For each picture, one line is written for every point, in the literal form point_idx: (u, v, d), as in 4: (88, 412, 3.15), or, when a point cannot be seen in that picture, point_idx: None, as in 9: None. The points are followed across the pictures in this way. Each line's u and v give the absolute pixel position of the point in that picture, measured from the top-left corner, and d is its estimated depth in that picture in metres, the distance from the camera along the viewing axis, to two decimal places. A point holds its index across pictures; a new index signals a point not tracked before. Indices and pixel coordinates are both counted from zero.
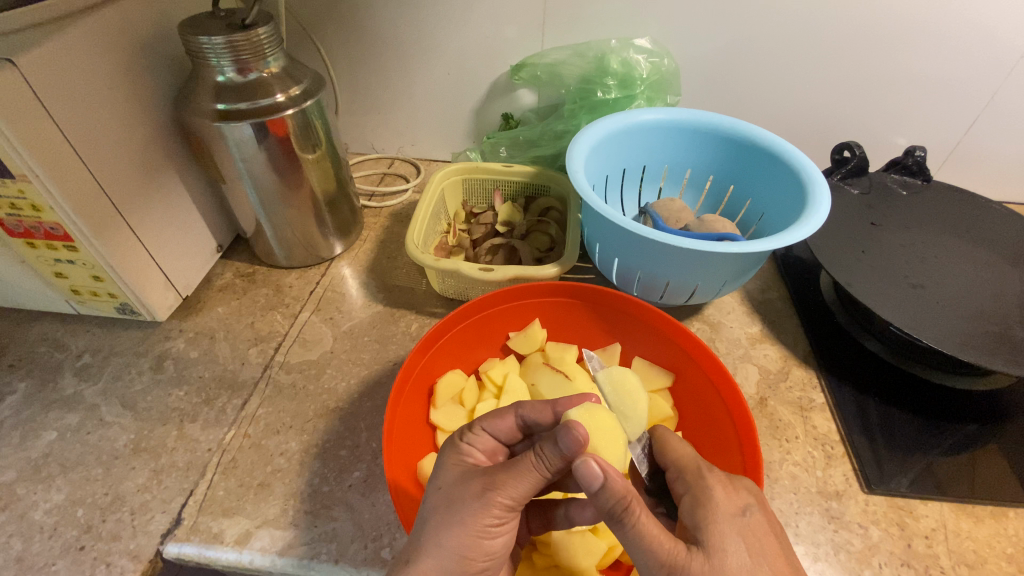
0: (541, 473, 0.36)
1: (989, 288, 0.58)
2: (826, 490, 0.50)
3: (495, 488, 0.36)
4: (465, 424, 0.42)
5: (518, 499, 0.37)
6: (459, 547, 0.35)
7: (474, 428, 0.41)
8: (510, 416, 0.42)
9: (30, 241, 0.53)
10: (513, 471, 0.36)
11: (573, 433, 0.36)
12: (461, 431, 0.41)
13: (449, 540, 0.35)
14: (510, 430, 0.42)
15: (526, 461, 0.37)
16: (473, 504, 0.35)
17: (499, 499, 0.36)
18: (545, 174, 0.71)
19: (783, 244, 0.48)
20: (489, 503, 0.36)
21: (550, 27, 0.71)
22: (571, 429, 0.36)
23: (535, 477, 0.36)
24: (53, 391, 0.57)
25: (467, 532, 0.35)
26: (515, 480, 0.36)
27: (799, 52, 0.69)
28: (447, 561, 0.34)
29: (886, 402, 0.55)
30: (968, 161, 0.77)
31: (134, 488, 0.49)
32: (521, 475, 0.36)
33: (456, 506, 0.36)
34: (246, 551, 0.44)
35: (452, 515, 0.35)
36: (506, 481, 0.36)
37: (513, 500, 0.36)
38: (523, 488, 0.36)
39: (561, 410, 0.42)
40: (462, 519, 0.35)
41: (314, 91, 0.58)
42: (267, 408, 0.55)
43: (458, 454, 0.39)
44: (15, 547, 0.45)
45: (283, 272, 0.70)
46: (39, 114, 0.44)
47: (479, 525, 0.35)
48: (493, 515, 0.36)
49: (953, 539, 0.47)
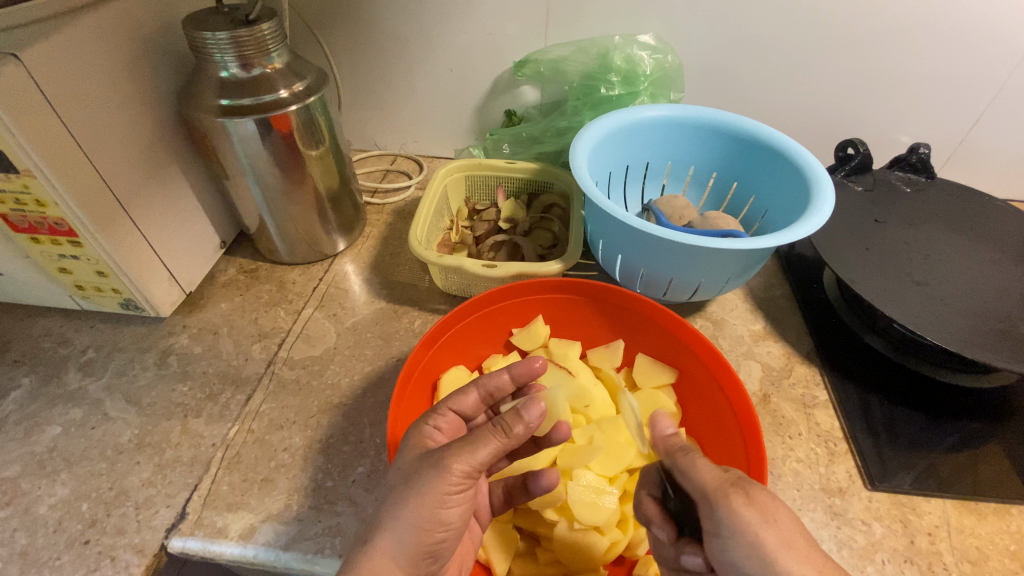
0: (501, 440, 0.37)
1: (993, 285, 0.58)
2: (829, 487, 0.50)
3: (451, 456, 0.35)
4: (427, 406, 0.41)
5: (477, 467, 0.36)
6: (417, 518, 0.35)
7: (440, 408, 0.41)
8: (472, 390, 0.43)
9: (34, 236, 0.53)
10: (473, 439, 0.36)
11: (538, 403, 0.38)
12: (425, 414, 0.40)
13: (407, 512, 0.34)
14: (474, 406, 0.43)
15: (485, 430, 0.37)
16: (431, 473, 0.35)
17: (456, 468, 0.35)
18: (548, 171, 0.71)
19: (786, 240, 0.48)
20: (447, 470, 0.35)
21: (553, 22, 0.71)
22: (535, 401, 0.39)
23: (494, 443, 0.37)
24: (57, 386, 0.57)
25: (424, 502, 0.35)
26: (472, 448, 0.36)
27: (805, 47, 0.69)
28: (404, 532, 0.34)
29: (889, 399, 0.55)
30: (973, 158, 0.77)
31: (138, 483, 0.49)
32: (481, 442, 0.36)
33: (415, 478, 0.35)
34: (250, 545, 0.44)
35: (411, 488, 0.35)
36: (464, 448, 0.36)
37: (471, 468, 0.36)
38: (484, 455, 0.36)
39: (515, 374, 0.45)
40: (422, 490, 0.35)
41: (317, 87, 0.58)
42: (271, 403, 0.55)
43: (421, 436, 0.39)
44: (20, 541, 0.45)
45: (286, 268, 0.70)
46: (45, 110, 0.44)
47: (437, 496, 0.35)
48: (452, 483, 0.35)
49: (956, 535, 0.47)
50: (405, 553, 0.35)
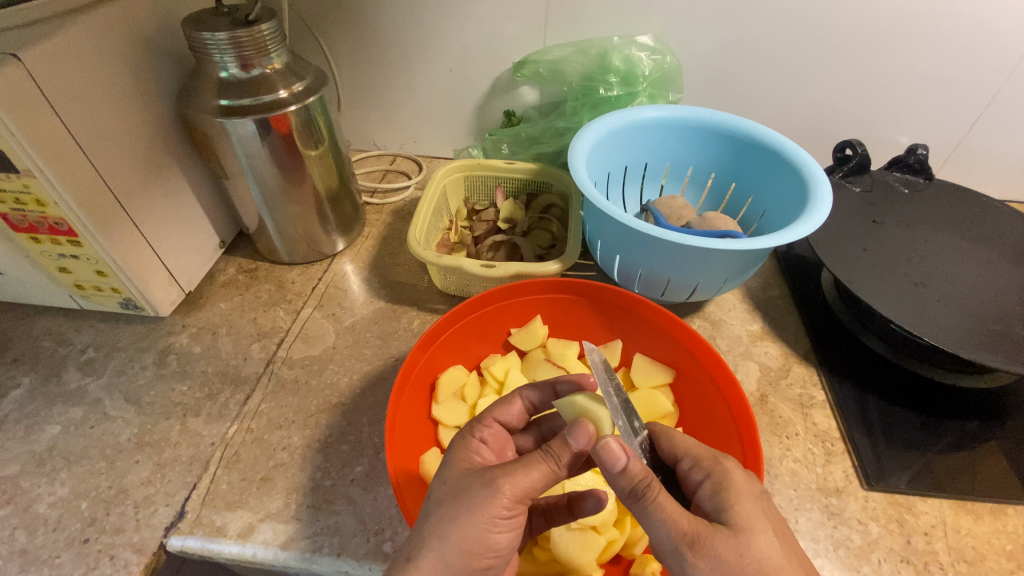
0: (551, 466, 0.37)
1: (990, 286, 0.58)
2: (826, 487, 0.50)
3: (503, 478, 0.36)
4: (474, 421, 0.43)
5: (527, 492, 0.37)
6: (465, 539, 0.34)
7: (486, 424, 0.42)
8: (518, 404, 0.44)
9: (35, 236, 0.53)
10: (524, 463, 0.37)
11: (586, 428, 0.37)
12: (472, 428, 0.42)
13: (455, 530, 0.34)
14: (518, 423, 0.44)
15: (537, 456, 0.38)
16: (480, 495, 0.35)
17: (507, 491, 0.36)
18: (546, 171, 0.71)
19: (784, 241, 0.48)
20: (498, 493, 0.35)
21: (552, 23, 0.71)
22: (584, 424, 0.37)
23: (545, 471, 0.37)
24: (57, 385, 0.57)
25: (473, 523, 0.35)
26: (524, 474, 0.36)
27: (804, 47, 0.69)
28: (451, 552, 0.34)
29: (886, 400, 0.55)
30: (971, 159, 0.77)
31: (138, 482, 0.49)
32: (533, 468, 0.37)
33: (463, 497, 0.35)
34: (249, 544, 0.44)
35: (460, 507, 0.35)
36: (515, 472, 0.36)
37: (521, 492, 0.36)
38: (534, 481, 0.37)
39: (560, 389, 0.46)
40: (470, 509, 0.35)
41: (317, 87, 0.58)
42: (270, 403, 0.55)
43: (468, 452, 0.39)
44: (19, 539, 0.45)
45: (285, 268, 0.71)
46: (45, 110, 0.44)
47: (486, 517, 0.35)
48: (502, 507, 0.35)
49: (953, 535, 0.47)
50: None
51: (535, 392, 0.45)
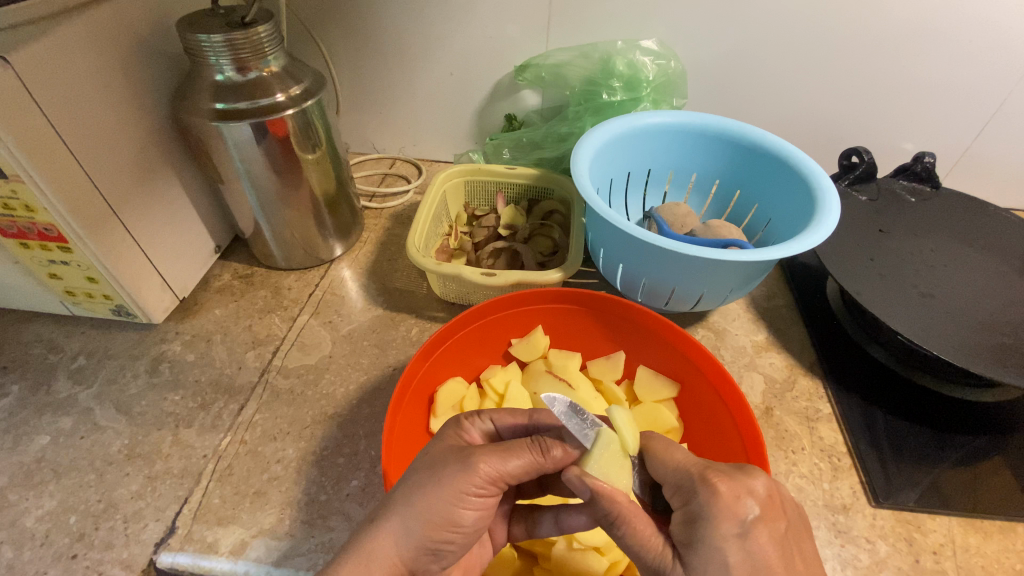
0: (534, 456, 0.37)
1: (999, 296, 0.58)
2: (832, 504, 0.49)
3: (480, 456, 0.35)
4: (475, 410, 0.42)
5: (503, 475, 0.36)
6: (429, 509, 0.34)
7: (484, 416, 0.41)
8: (523, 417, 0.41)
9: (24, 242, 0.52)
10: (508, 448, 0.36)
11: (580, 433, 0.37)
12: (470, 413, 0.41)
13: (422, 497, 0.34)
14: (516, 430, 0.41)
15: (521, 443, 0.37)
16: (453, 467, 0.35)
17: (479, 468, 0.35)
18: (548, 176, 0.70)
19: (792, 252, 0.47)
20: (471, 470, 0.35)
21: (555, 27, 0.70)
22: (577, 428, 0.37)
23: (527, 459, 0.36)
24: (47, 394, 0.56)
25: (441, 493, 0.34)
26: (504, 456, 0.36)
27: (808, 55, 0.68)
28: (413, 518, 0.33)
29: (895, 414, 0.54)
30: (979, 166, 0.76)
31: (127, 495, 0.48)
32: (515, 453, 0.36)
33: (436, 470, 0.35)
34: (241, 561, 0.43)
35: (431, 477, 0.35)
36: (494, 452, 0.36)
37: (497, 474, 0.36)
38: (510, 466, 0.36)
39: None
40: (440, 481, 0.34)
41: (315, 91, 0.56)
42: (265, 413, 0.54)
43: (459, 431, 0.39)
44: (6, 554, 0.44)
45: (282, 273, 0.69)
46: (33, 113, 0.43)
47: (453, 489, 0.34)
48: (472, 483, 0.35)
49: (962, 554, 0.46)
50: (410, 544, 0.33)
51: (545, 416, 0.42)
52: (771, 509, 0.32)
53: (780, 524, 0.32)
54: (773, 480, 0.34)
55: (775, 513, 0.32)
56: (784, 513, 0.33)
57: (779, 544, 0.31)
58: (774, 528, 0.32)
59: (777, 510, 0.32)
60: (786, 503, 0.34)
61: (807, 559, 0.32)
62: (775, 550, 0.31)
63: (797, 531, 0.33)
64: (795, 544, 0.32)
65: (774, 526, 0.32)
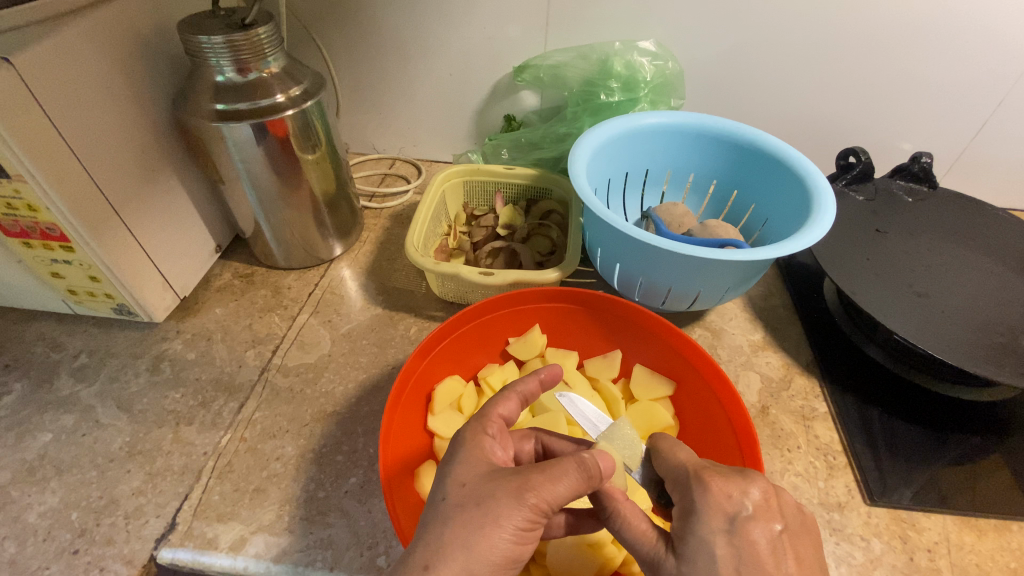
0: (578, 482, 0.34)
1: (995, 297, 0.58)
2: (828, 502, 0.49)
3: (531, 488, 0.33)
4: (486, 419, 0.39)
5: (552, 504, 0.34)
6: (489, 551, 0.31)
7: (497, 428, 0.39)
8: None
9: (26, 241, 0.52)
10: (550, 472, 0.34)
11: (609, 455, 0.37)
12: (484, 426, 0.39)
13: (480, 540, 0.31)
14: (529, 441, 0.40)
15: (564, 465, 0.35)
16: (505, 502, 0.32)
17: (534, 503, 0.33)
18: (546, 176, 0.71)
19: (786, 253, 0.47)
20: (524, 504, 0.33)
21: (553, 28, 0.70)
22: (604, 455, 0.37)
23: (573, 485, 0.34)
24: (49, 391, 0.56)
25: (501, 534, 0.32)
26: (552, 482, 0.34)
27: (804, 57, 0.69)
28: (476, 564, 0.31)
29: (890, 413, 0.54)
30: (975, 167, 0.76)
31: (128, 492, 0.48)
32: (560, 479, 0.34)
33: (489, 505, 0.32)
34: (241, 557, 0.44)
35: (484, 514, 0.32)
36: (542, 479, 0.34)
37: (548, 504, 0.34)
38: (559, 494, 0.34)
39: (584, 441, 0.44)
40: (497, 519, 0.32)
41: (314, 91, 0.57)
42: (264, 411, 0.54)
43: (485, 451, 0.37)
44: (9, 550, 0.45)
45: (282, 273, 0.70)
46: (37, 114, 0.43)
47: (510, 527, 0.32)
48: (527, 519, 0.33)
49: (956, 552, 0.46)
50: None
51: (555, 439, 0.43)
52: (765, 510, 0.32)
53: (774, 524, 0.32)
54: (772, 482, 0.34)
55: (770, 514, 0.32)
56: (782, 516, 0.33)
57: (771, 543, 0.31)
58: (769, 528, 0.32)
59: (772, 511, 0.33)
60: (785, 507, 0.33)
61: (801, 560, 0.32)
62: (763, 552, 0.31)
63: (793, 533, 0.33)
64: (789, 546, 0.32)
65: (767, 525, 0.32)
